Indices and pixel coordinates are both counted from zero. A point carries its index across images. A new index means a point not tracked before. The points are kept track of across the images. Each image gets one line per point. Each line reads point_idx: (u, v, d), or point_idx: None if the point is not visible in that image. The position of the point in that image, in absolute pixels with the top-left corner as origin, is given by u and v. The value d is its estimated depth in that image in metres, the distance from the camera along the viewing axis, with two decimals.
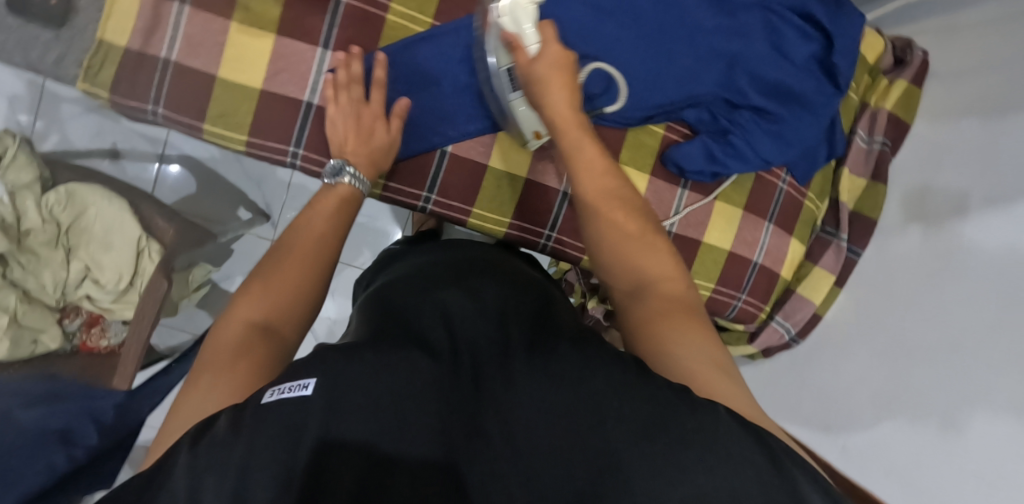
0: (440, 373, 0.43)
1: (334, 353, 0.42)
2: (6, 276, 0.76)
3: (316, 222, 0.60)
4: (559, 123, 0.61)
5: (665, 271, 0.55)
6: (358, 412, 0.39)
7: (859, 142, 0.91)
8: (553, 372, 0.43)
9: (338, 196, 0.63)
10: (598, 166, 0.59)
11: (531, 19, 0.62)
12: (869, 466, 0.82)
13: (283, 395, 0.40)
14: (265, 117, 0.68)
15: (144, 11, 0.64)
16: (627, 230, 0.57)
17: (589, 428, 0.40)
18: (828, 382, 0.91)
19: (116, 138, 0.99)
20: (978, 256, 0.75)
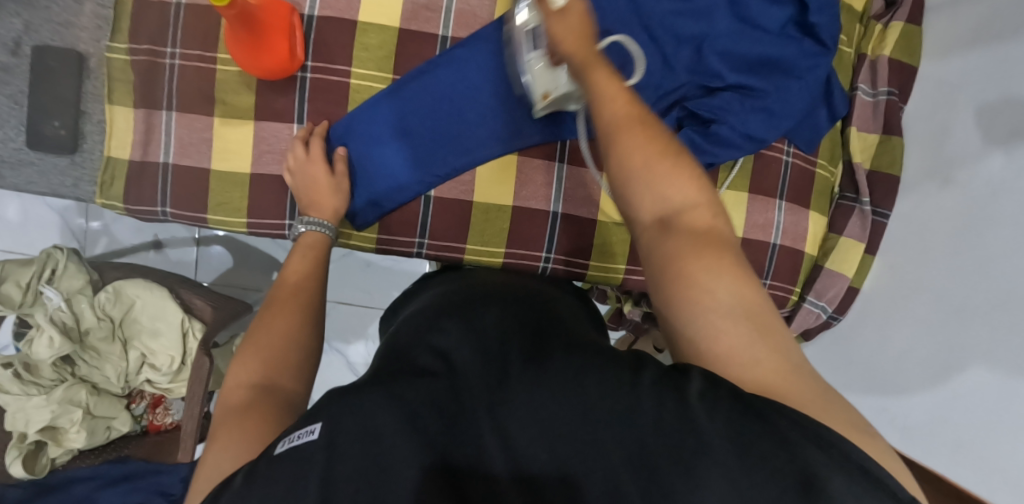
0: (435, 397, 0.41)
1: (333, 397, 0.41)
2: (75, 373, 0.87)
3: (293, 278, 0.60)
4: (583, 59, 0.54)
5: (692, 199, 0.48)
6: (364, 446, 0.37)
7: (863, 96, 0.84)
8: (550, 384, 0.41)
9: (308, 245, 0.65)
10: (619, 94, 0.52)
11: None
12: (934, 444, 0.77)
13: (293, 443, 0.39)
14: (257, 198, 0.73)
15: (139, 125, 0.71)
16: (648, 157, 0.49)
17: (602, 435, 0.38)
18: (876, 356, 0.84)
19: (156, 228, 1.08)
20: (1008, 198, 0.69)
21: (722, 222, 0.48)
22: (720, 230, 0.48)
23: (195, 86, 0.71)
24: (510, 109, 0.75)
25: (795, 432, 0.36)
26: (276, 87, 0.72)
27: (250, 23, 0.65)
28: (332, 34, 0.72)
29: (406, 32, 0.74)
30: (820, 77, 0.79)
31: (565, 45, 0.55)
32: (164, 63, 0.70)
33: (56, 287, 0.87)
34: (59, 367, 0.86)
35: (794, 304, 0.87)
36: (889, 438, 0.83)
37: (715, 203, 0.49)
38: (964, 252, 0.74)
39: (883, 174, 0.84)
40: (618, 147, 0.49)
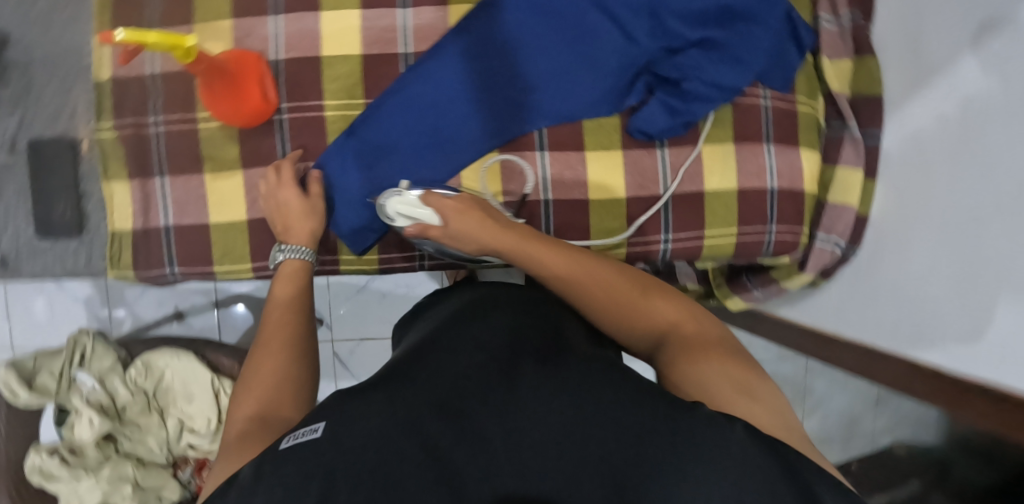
0: (441, 406, 0.43)
1: (342, 398, 0.44)
2: (119, 449, 0.91)
3: (278, 307, 0.61)
4: (503, 245, 0.64)
5: (671, 314, 0.58)
6: (369, 442, 0.40)
7: (827, 25, 0.83)
8: (556, 392, 0.43)
9: (287, 275, 0.65)
10: (553, 258, 0.62)
11: (418, 200, 0.67)
12: (976, 354, 0.71)
13: (298, 440, 0.41)
14: (258, 241, 0.75)
15: (136, 195, 0.74)
16: (616, 294, 0.60)
17: (597, 438, 0.40)
18: (902, 282, 0.82)
19: (176, 300, 1.12)
20: (997, 92, 0.66)
21: (704, 325, 0.56)
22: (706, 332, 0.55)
23: (182, 149, 0.74)
24: (484, 108, 0.77)
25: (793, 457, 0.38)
26: (257, 133, 0.75)
27: (223, 76, 0.68)
28: (300, 75, 0.75)
29: (368, 58, 0.75)
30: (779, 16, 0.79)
31: (480, 242, 0.66)
32: (149, 132, 0.73)
33: (88, 368, 0.90)
34: (103, 446, 0.89)
35: (804, 246, 0.88)
36: (929, 359, 0.78)
37: (698, 317, 0.58)
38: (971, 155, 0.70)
39: (866, 96, 0.83)
40: (583, 297, 0.60)
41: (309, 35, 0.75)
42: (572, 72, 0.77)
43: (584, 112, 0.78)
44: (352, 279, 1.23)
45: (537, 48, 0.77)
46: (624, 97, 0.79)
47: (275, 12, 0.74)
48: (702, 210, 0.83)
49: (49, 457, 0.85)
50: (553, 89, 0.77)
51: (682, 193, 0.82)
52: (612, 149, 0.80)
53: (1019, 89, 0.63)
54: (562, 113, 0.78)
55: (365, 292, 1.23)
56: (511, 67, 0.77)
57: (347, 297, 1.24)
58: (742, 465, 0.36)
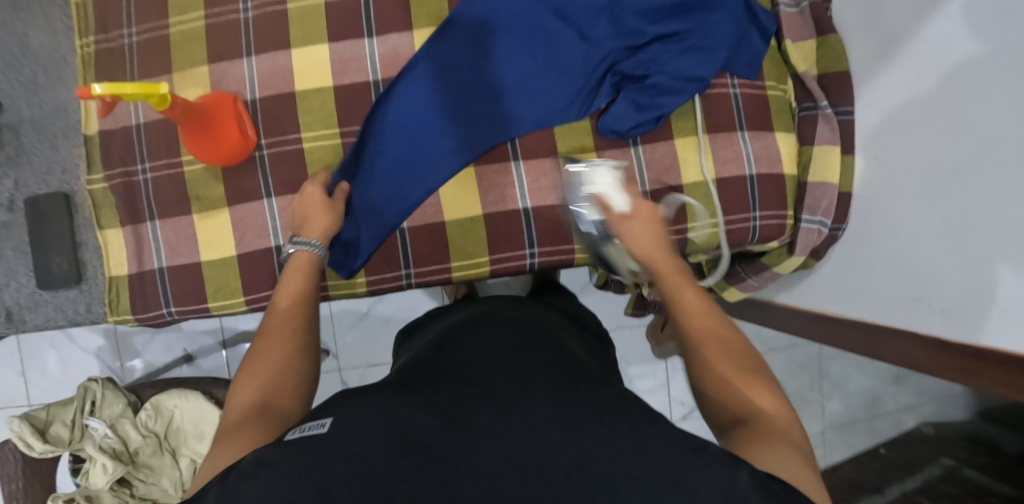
0: (447, 416, 0.46)
1: (348, 399, 0.48)
2: (134, 493, 0.92)
3: (287, 302, 0.61)
4: (658, 268, 0.63)
5: (773, 402, 0.52)
6: (374, 435, 0.44)
7: (786, 9, 0.85)
8: (565, 420, 0.46)
9: (299, 270, 0.64)
10: (695, 303, 0.59)
11: (617, 186, 0.69)
12: (976, 314, 0.70)
13: (304, 432, 0.45)
14: (249, 274, 0.78)
15: (129, 240, 0.77)
16: (725, 360, 0.55)
17: (583, 449, 0.43)
18: (894, 252, 0.81)
19: (184, 343, 1.15)
20: (963, 44, 0.66)
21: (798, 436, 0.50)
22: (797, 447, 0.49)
23: (169, 192, 0.77)
24: (456, 123, 0.79)
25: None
26: (240, 170, 0.77)
27: (199, 119, 0.70)
28: (276, 111, 0.77)
29: (341, 87, 0.78)
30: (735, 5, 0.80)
31: (629, 252, 0.65)
32: (138, 180, 0.76)
33: (99, 415, 0.92)
34: (118, 491, 0.90)
35: (791, 229, 0.87)
36: (934, 330, 0.77)
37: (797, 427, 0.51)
38: (948, 114, 0.70)
39: (833, 73, 0.83)
40: (700, 348, 0.56)
41: (282, 72, 0.77)
42: (539, 79, 0.79)
43: (556, 116, 0.79)
44: (355, 303, 1.25)
45: (502, 61, 0.79)
46: (593, 98, 0.80)
47: (247, 54, 0.77)
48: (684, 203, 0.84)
49: None
50: (523, 98, 0.79)
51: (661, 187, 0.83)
52: (585, 151, 0.81)
53: (988, 37, 0.63)
54: (535, 120, 0.79)
55: (368, 319, 1.26)
56: (478, 81, 0.79)
57: (351, 324, 1.26)
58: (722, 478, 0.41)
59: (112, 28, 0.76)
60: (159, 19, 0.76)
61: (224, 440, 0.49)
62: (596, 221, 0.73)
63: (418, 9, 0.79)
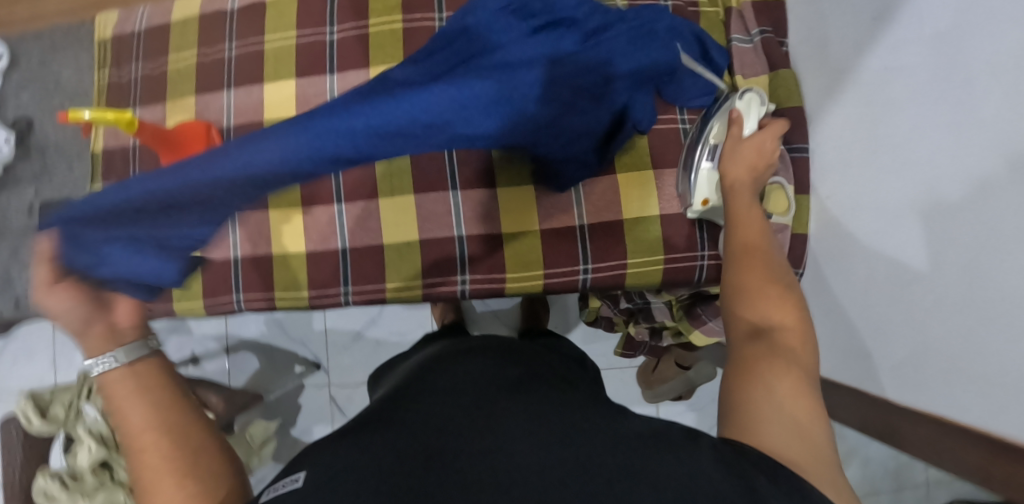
0: (407, 449, 0.45)
1: (324, 447, 0.48)
2: (116, 477, 1.01)
3: (137, 425, 0.48)
4: (739, 185, 0.70)
5: (789, 317, 0.54)
6: (347, 475, 0.43)
7: (740, 45, 0.83)
8: (526, 429, 0.46)
9: (126, 383, 0.50)
10: (751, 226, 0.65)
11: (756, 114, 0.76)
12: (925, 371, 0.66)
13: (278, 491, 0.45)
14: (210, 282, 0.86)
15: None
16: (757, 274, 0.59)
17: (554, 451, 0.44)
18: (848, 299, 0.77)
19: (193, 346, 1.28)
20: (900, 81, 0.64)
21: (810, 364, 0.51)
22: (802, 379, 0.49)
23: None
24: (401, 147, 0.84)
25: (760, 479, 0.41)
26: None
27: (172, 146, 0.81)
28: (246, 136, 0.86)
29: None
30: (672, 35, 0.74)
31: (730, 172, 0.71)
32: None
33: (94, 401, 1.02)
34: (99, 473, 1.00)
35: None
36: (891, 390, 0.71)
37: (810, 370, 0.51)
38: (890, 155, 0.67)
39: (788, 107, 0.80)
40: (740, 265, 0.61)
41: (253, 103, 0.87)
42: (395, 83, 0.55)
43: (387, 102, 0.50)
44: (352, 314, 1.29)
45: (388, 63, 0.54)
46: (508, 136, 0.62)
47: (227, 86, 0.88)
48: (625, 238, 0.83)
49: (52, 480, 0.97)
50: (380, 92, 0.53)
51: (600, 220, 0.83)
52: (525, 184, 0.84)
53: (925, 75, 0.61)
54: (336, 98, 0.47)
55: (360, 340, 1.29)
56: None
57: (346, 345, 1.29)
58: (683, 461, 0.42)
59: (123, 64, 0.89)
60: (161, 57, 0.89)
61: None
62: (711, 145, 0.78)
63: (376, 48, 0.86)
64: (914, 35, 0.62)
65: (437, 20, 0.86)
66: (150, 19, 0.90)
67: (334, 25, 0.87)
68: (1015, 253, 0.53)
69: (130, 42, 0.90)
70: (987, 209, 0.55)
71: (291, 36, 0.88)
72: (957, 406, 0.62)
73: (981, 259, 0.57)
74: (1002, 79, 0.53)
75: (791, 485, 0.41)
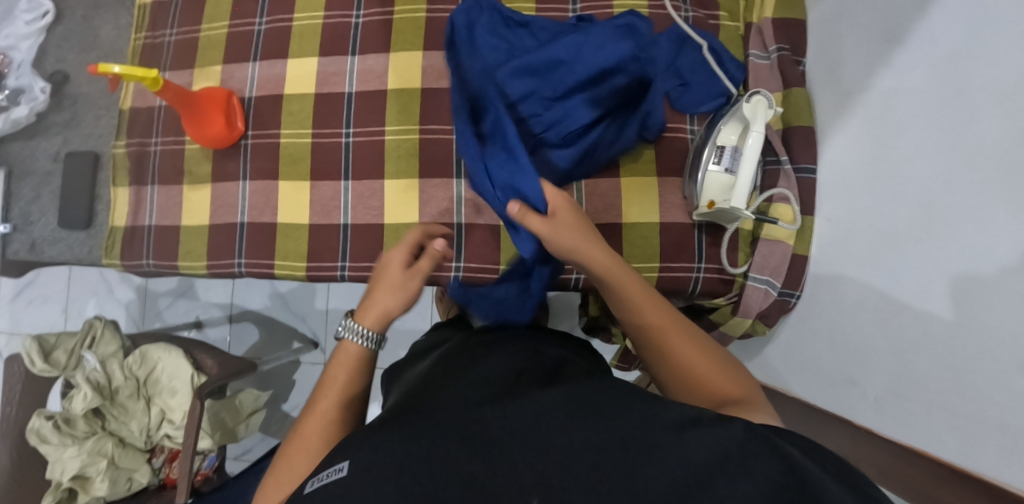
0: (446, 438, 0.45)
1: (364, 437, 0.46)
2: (106, 427, 1.05)
3: (331, 393, 0.58)
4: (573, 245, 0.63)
5: (722, 366, 0.57)
6: (394, 465, 0.43)
7: (756, 61, 0.83)
8: (564, 417, 0.47)
9: (348, 360, 0.61)
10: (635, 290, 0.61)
11: (763, 121, 0.75)
12: (909, 406, 0.63)
13: (321, 481, 0.44)
14: (214, 244, 0.89)
15: (130, 198, 0.91)
16: (673, 329, 0.59)
17: (592, 439, 0.45)
18: (838, 325, 0.74)
19: (198, 312, 1.31)
20: (907, 105, 0.64)
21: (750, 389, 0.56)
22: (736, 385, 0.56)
23: (170, 163, 0.91)
24: (412, 131, 0.87)
25: (806, 463, 0.42)
26: (227, 155, 0.90)
27: (189, 107, 0.83)
28: (265, 108, 0.90)
29: (320, 94, 0.89)
30: (622, 39, 0.75)
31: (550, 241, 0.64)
32: (150, 150, 0.91)
33: (95, 351, 1.06)
34: (91, 420, 1.04)
35: (740, 287, 0.83)
36: (866, 418, 0.70)
37: (726, 369, 0.57)
38: (891, 180, 0.66)
39: (796, 126, 0.79)
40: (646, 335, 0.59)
41: (275, 77, 0.90)
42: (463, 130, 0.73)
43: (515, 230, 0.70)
44: (355, 287, 1.29)
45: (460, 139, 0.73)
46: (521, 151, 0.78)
47: (253, 58, 0.91)
48: (621, 242, 0.83)
49: (46, 420, 1.00)
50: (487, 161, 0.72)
51: (597, 222, 0.84)
52: None
53: (935, 92, 0.60)
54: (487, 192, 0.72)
55: None
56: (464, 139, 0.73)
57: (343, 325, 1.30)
58: (717, 438, 0.43)
59: (159, 28, 0.93)
60: (195, 24, 0.93)
61: None
62: (721, 147, 0.79)
63: (398, 34, 0.88)
64: (923, 56, 0.61)
65: None
66: None
67: (361, 9, 0.90)
68: (1003, 289, 0.51)
69: (167, 8, 0.94)
70: (981, 238, 0.54)
71: (319, 16, 0.91)
72: (938, 440, 0.60)
73: (967, 296, 0.56)
74: (1006, 106, 0.52)
75: (825, 465, 0.43)
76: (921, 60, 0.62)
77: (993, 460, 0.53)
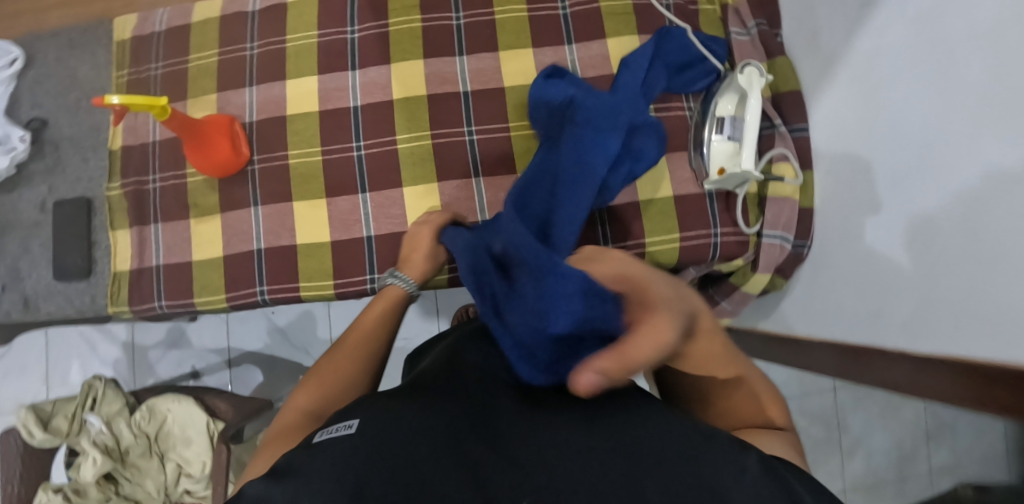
0: (452, 423, 0.51)
1: (379, 404, 0.52)
2: (120, 490, 0.98)
3: (367, 328, 0.69)
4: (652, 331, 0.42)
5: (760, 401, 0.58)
6: (405, 436, 0.49)
7: (739, 36, 0.90)
8: (573, 419, 0.51)
9: (388, 298, 0.72)
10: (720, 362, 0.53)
11: (759, 89, 0.80)
12: (934, 324, 0.68)
13: (331, 433, 0.50)
14: (231, 274, 0.86)
15: (134, 240, 0.87)
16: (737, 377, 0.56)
17: (593, 445, 0.48)
18: (858, 268, 0.80)
19: (193, 361, 1.25)
20: (891, 59, 0.70)
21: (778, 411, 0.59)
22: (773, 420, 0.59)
23: (172, 199, 0.87)
24: (423, 137, 0.88)
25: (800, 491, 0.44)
26: (234, 182, 0.87)
27: (195, 136, 0.82)
28: (269, 131, 0.88)
29: (325, 111, 0.89)
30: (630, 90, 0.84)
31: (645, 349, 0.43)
32: (149, 188, 0.88)
33: (97, 412, 1.00)
34: (104, 486, 0.97)
35: (756, 245, 0.88)
36: (894, 342, 0.74)
37: (772, 405, 0.59)
38: (887, 128, 0.72)
39: (786, 91, 0.87)
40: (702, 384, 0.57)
41: (275, 99, 0.89)
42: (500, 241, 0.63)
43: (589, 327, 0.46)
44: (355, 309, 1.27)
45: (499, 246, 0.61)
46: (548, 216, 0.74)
47: (249, 84, 0.90)
48: (641, 218, 0.87)
49: (55, 495, 0.93)
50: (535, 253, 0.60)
51: (616, 202, 0.87)
52: None
53: (916, 47, 0.67)
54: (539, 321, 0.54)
55: None
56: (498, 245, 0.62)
57: None
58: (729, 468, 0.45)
59: (143, 63, 0.92)
60: (182, 55, 0.91)
61: (267, 444, 0.58)
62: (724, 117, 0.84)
63: (395, 45, 0.90)
64: (898, 15, 0.69)
65: (455, 19, 0.91)
66: (171, 21, 0.92)
67: (355, 24, 0.91)
68: (1004, 203, 0.57)
69: (150, 42, 0.92)
70: (977, 158, 0.60)
71: (312, 35, 0.91)
72: (961, 345, 0.64)
73: (973, 212, 0.61)
74: (986, 51, 0.58)
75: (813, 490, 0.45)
76: (900, 17, 0.69)
77: (1010, 347, 0.57)
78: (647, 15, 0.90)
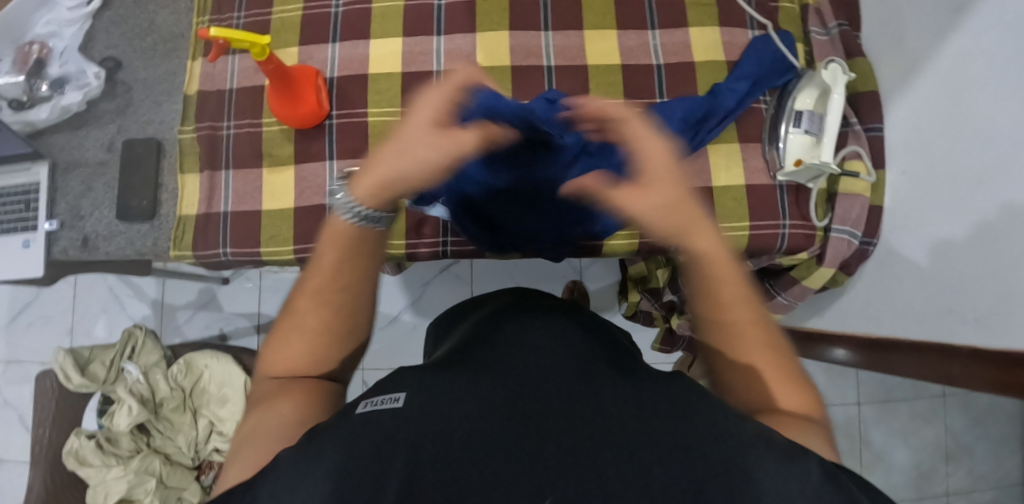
0: (506, 399, 0.46)
1: (428, 380, 0.49)
2: (150, 443, 0.94)
3: (324, 280, 0.54)
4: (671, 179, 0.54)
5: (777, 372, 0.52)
6: (454, 413, 0.45)
7: (818, 36, 0.93)
8: (635, 406, 0.45)
9: (339, 234, 0.54)
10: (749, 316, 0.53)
11: (844, 85, 0.83)
12: (1005, 323, 0.70)
13: (374, 406, 0.47)
14: (301, 227, 0.84)
15: (203, 185, 0.85)
16: (755, 333, 0.53)
17: (655, 437, 0.42)
18: (928, 268, 0.82)
19: (222, 323, 1.20)
20: (980, 62, 0.72)
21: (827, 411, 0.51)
22: (810, 405, 0.51)
23: (246, 146, 0.86)
24: None
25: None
26: (312, 135, 0.86)
27: (286, 82, 0.80)
28: (350, 87, 0.88)
29: (408, 73, 0.89)
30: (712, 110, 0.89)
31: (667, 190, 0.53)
32: (223, 134, 0.86)
33: (136, 361, 0.97)
34: (136, 437, 0.93)
35: (821, 240, 0.89)
36: (968, 340, 0.76)
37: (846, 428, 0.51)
38: (965, 134, 0.75)
39: (862, 93, 0.91)
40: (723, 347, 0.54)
41: (358, 58, 0.89)
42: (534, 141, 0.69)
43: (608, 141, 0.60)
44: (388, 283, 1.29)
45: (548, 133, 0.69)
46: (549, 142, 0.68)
47: (333, 39, 0.89)
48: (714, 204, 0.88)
49: (86, 441, 0.90)
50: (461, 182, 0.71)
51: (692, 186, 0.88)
52: None
53: (1006, 52, 0.68)
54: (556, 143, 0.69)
55: (395, 323, 1.29)
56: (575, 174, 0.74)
57: (380, 327, 1.29)
58: (792, 473, 0.40)
59: (225, 11, 0.91)
60: (265, 7, 0.91)
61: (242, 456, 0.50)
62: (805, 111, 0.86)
63: (482, 16, 0.91)
64: (992, 20, 0.70)
65: None
66: None
67: None
68: None
69: None
70: None
71: None
72: None
73: None
74: None
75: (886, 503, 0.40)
76: (994, 21, 0.70)
77: None
78: (732, 9, 0.92)
